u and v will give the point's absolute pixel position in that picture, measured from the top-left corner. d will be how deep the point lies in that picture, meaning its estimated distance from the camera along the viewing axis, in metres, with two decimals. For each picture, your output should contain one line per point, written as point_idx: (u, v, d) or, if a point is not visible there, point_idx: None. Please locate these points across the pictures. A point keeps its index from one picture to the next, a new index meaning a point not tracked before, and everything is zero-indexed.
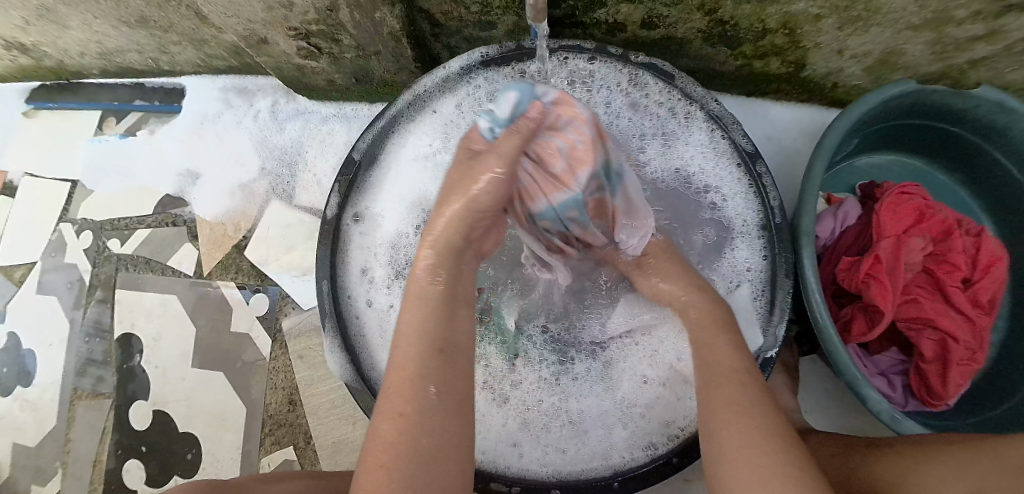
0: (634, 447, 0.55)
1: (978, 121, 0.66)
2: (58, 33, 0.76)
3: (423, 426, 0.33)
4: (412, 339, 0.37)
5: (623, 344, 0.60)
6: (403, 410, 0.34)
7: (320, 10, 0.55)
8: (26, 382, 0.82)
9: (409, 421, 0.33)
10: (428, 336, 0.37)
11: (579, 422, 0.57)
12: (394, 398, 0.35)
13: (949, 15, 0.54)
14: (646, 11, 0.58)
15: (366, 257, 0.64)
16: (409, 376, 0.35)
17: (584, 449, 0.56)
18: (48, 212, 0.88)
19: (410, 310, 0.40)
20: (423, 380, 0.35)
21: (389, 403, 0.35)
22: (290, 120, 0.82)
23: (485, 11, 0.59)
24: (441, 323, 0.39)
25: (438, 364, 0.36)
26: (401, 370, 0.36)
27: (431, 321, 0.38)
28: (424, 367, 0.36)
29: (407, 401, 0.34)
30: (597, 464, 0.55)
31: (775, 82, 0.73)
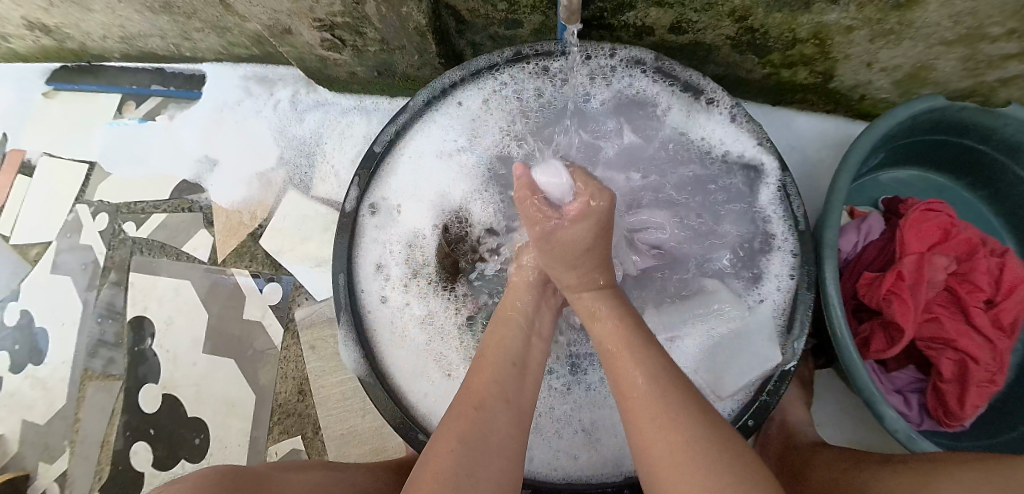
0: None
1: (1006, 140, 0.65)
2: (82, 15, 0.76)
3: (491, 416, 0.37)
4: (493, 356, 0.43)
5: None
6: (479, 404, 0.38)
7: (347, 2, 0.54)
8: (38, 360, 0.82)
9: (479, 417, 0.36)
10: (509, 352, 0.43)
11: (593, 430, 0.57)
12: (470, 394, 0.39)
13: (984, 31, 0.53)
14: (675, 16, 0.58)
15: (383, 253, 0.63)
16: (487, 380, 0.40)
17: (599, 455, 0.55)
18: (65, 193, 0.89)
19: (494, 330, 0.46)
20: (499, 386, 0.39)
21: (465, 398, 0.39)
22: (309, 110, 0.82)
23: (512, 10, 0.58)
24: (520, 348, 0.44)
25: (515, 379, 0.41)
26: (476, 373, 0.41)
27: (511, 342, 0.44)
28: (499, 374, 0.41)
29: (480, 396, 0.38)
30: (611, 471, 0.54)
31: (801, 92, 0.72)
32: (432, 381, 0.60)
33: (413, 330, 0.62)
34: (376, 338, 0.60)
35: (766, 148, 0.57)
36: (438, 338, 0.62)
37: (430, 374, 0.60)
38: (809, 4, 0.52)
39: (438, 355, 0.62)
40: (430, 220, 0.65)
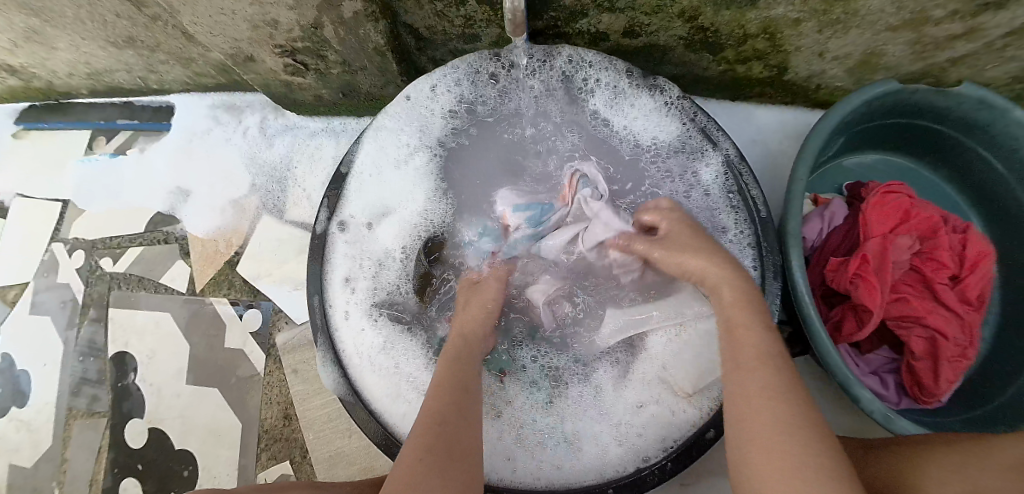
0: (627, 459, 0.55)
1: (960, 119, 0.67)
2: (46, 55, 0.76)
3: (449, 430, 0.38)
4: (444, 380, 0.45)
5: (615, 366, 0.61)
6: (438, 421, 0.39)
7: (305, 27, 0.55)
8: (21, 403, 0.82)
9: (441, 431, 0.38)
10: (457, 376, 0.45)
11: (574, 437, 0.57)
12: (429, 412, 0.40)
13: (927, 16, 0.55)
14: (627, 20, 0.59)
15: (352, 267, 0.63)
16: (441, 400, 0.41)
17: (581, 463, 0.56)
18: (40, 232, 0.89)
19: (445, 362, 0.48)
20: (455, 404, 0.41)
21: (423, 418, 0.39)
22: (279, 135, 0.82)
23: (468, 24, 0.59)
24: (470, 374, 0.47)
25: (467, 397, 0.43)
26: (429, 394, 0.43)
27: (463, 369, 0.47)
28: (451, 394, 0.42)
29: (439, 414, 0.39)
30: (593, 477, 0.55)
31: (759, 86, 0.74)
32: (408, 401, 0.58)
33: (381, 347, 0.61)
34: (356, 358, 0.60)
35: (719, 135, 0.60)
36: (404, 353, 0.61)
37: (405, 394, 0.59)
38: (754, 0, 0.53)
39: (408, 377, 0.60)
40: (399, 234, 0.65)
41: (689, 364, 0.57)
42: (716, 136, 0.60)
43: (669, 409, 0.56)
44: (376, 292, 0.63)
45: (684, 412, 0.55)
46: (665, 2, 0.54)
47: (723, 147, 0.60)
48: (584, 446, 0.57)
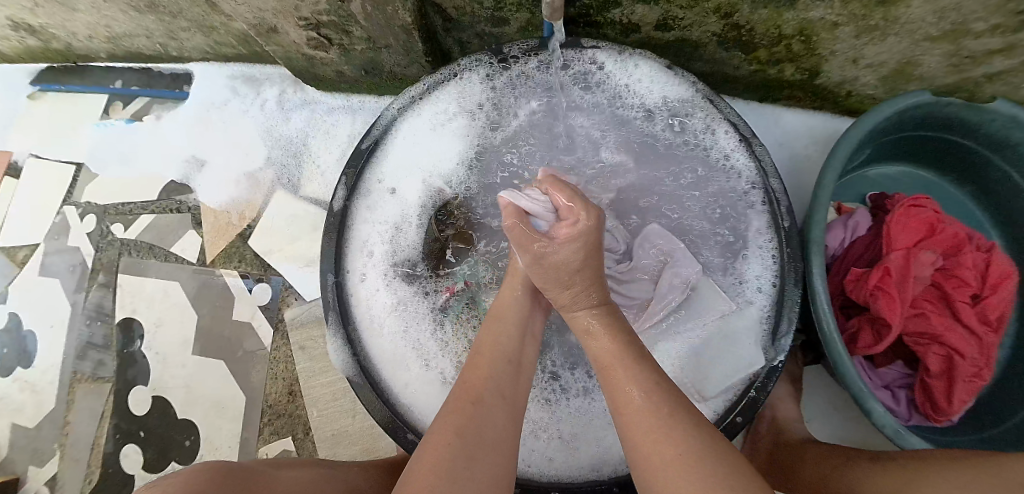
0: (623, 460, 0.53)
1: (992, 135, 0.65)
2: (67, 15, 0.77)
3: (485, 414, 0.37)
4: (488, 352, 0.44)
5: None
6: (477, 397, 0.38)
7: (331, 2, 0.54)
8: (26, 364, 0.82)
9: (479, 410, 0.37)
10: (506, 351, 0.44)
11: (568, 437, 0.56)
12: (469, 387, 0.40)
13: (968, 27, 0.53)
14: (661, 13, 0.58)
15: (370, 235, 0.62)
16: (485, 377, 0.41)
17: (574, 460, 0.54)
18: (55, 194, 0.89)
19: (489, 328, 0.47)
20: (500, 382, 0.41)
21: (462, 392, 0.39)
22: (296, 109, 0.82)
23: (498, 7, 0.58)
24: (516, 348, 0.45)
25: (511, 375, 0.42)
26: (474, 367, 0.42)
27: (510, 336, 0.46)
28: (497, 372, 0.42)
29: (480, 390, 0.39)
30: (586, 475, 0.53)
31: (788, 89, 0.73)
32: (410, 370, 0.58)
33: (389, 320, 0.60)
34: (369, 336, 0.58)
35: (739, 129, 0.59)
36: (412, 324, 0.61)
37: (408, 364, 0.58)
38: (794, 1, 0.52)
39: (414, 344, 0.60)
40: (421, 196, 0.66)
41: None
42: (738, 130, 0.59)
43: None
44: (394, 256, 0.63)
45: None
46: None
47: (746, 142, 0.59)
48: (580, 444, 0.55)
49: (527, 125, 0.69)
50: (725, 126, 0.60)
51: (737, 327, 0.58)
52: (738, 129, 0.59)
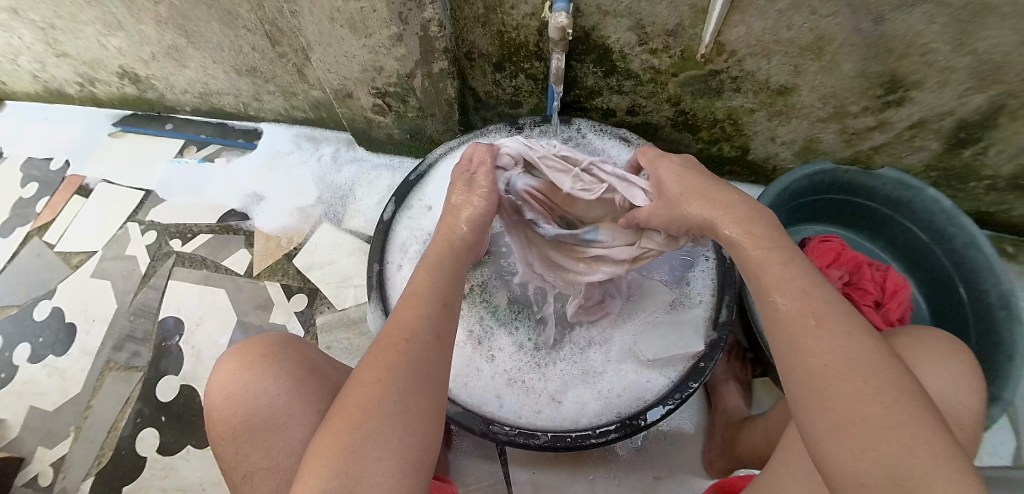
0: (600, 414, 0.64)
1: (890, 196, 0.85)
2: (175, 70, 0.99)
3: (415, 353, 0.40)
4: (425, 295, 0.46)
5: (598, 349, 0.70)
6: (410, 337, 0.41)
7: (402, 76, 0.80)
8: (60, 352, 0.89)
9: (405, 350, 0.40)
10: (439, 292, 0.47)
11: (556, 396, 0.66)
12: (400, 326, 0.42)
13: (846, 110, 0.78)
14: (630, 101, 0.87)
15: (409, 236, 0.77)
16: (415, 318, 0.43)
17: (558, 412, 0.65)
18: (121, 211, 1.03)
19: (422, 273, 0.49)
20: (432, 322, 0.44)
21: (391, 335, 0.42)
22: (347, 164, 1.01)
23: (516, 93, 0.88)
24: (450, 287, 0.48)
25: (442, 318, 0.45)
26: (406, 306, 0.45)
27: (449, 283, 0.48)
28: (429, 311, 0.44)
29: (412, 329, 0.42)
30: (567, 424, 0.64)
31: (729, 164, 0.98)
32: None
33: None
34: None
35: None
36: None
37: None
38: (720, 92, 0.80)
39: None
40: None
41: (657, 341, 0.67)
42: None
43: (641, 379, 0.66)
44: None
45: (654, 384, 0.65)
46: (656, 89, 0.82)
47: None
48: (564, 401, 0.66)
49: None
50: None
51: (685, 320, 0.69)
52: None
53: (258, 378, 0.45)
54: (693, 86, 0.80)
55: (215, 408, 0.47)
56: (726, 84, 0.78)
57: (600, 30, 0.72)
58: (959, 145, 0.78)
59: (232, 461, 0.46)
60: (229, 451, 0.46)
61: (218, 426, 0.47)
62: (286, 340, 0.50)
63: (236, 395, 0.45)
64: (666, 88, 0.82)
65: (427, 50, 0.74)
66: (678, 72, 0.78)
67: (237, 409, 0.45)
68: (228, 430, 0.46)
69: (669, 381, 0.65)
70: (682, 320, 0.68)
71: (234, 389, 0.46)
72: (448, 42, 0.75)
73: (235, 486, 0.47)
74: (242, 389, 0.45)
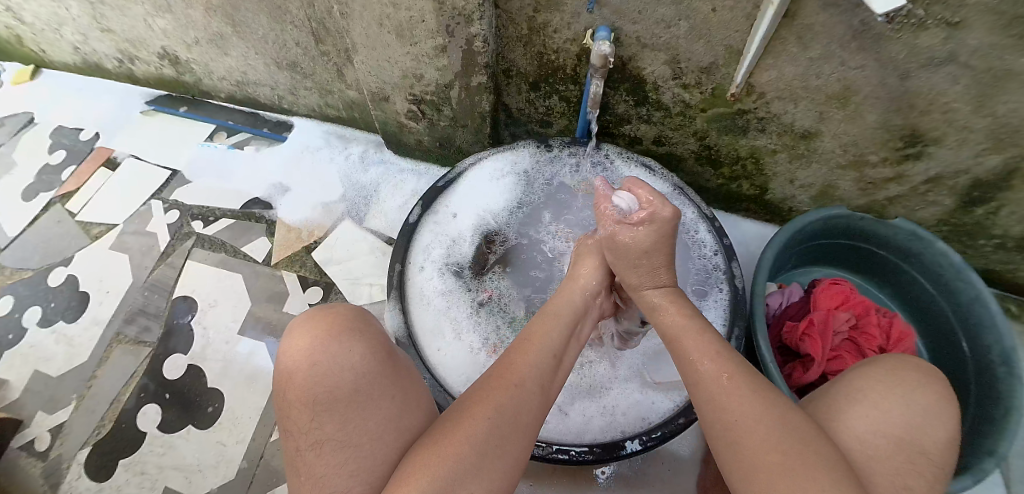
0: (605, 430, 0.65)
1: (901, 246, 0.88)
2: (217, 58, 1.02)
3: (519, 402, 0.41)
4: (540, 343, 0.48)
5: (608, 367, 0.70)
6: (518, 383, 0.42)
7: (440, 86, 0.83)
8: (70, 320, 0.90)
9: (513, 396, 0.41)
10: (551, 343, 0.48)
11: (563, 408, 0.67)
12: (510, 370, 0.44)
13: (865, 159, 0.80)
14: (657, 131, 0.89)
15: (431, 242, 0.78)
16: (526, 364, 0.45)
17: (563, 425, 0.65)
18: (145, 188, 1.05)
19: (542, 320, 0.51)
20: (540, 372, 0.45)
21: (500, 377, 0.43)
22: (374, 165, 1.03)
23: (547, 113, 0.91)
24: (561, 341, 0.49)
25: (550, 369, 0.46)
26: (519, 350, 0.47)
27: (556, 334, 0.50)
28: (538, 361, 0.46)
29: (523, 375, 0.43)
30: (572, 438, 0.64)
31: (745, 202, 1.00)
32: (444, 338, 0.71)
33: (435, 300, 0.74)
34: (417, 306, 0.72)
35: (714, 221, 0.80)
36: (450, 310, 0.74)
37: (444, 334, 0.71)
38: (745, 131, 0.83)
39: (451, 322, 0.73)
40: (474, 223, 0.82)
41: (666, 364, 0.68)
42: (711, 221, 0.80)
43: (648, 400, 0.67)
44: (448, 258, 0.78)
45: (661, 405, 0.66)
46: (684, 122, 0.85)
47: (722, 235, 0.79)
48: (570, 414, 0.66)
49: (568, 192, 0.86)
50: (701, 218, 0.81)
51: None
52: (716, 223, 0.80)
53: (350, 343, 0.42)
54: (719, 123, 0.83)
55: (288, 372, 0.42)
56: (752, 124, 0.81)
57: (637, 61, 0.75)
58: (973, 202, 0.80)
59: (302, 428, 0.40)
60: (304, 416, 0.40)
61: (293, 390, 0.41)
62: (364, 314, 0.47)
63: (320, 365, 0.41)
64: (693, 122, 0.84)
65: (469, 64, 0.77)
66: (707, 108, 0.81)
67: (321, 374, 0.41)
68: (306, 393, 0.41)
69: (675, 405, 0.65)
70: None
71: (319, 352, 0.41)
72: (490, 58, 0.78)
73: (293, 453, 0.41)
74: (328, 360, 0.41)
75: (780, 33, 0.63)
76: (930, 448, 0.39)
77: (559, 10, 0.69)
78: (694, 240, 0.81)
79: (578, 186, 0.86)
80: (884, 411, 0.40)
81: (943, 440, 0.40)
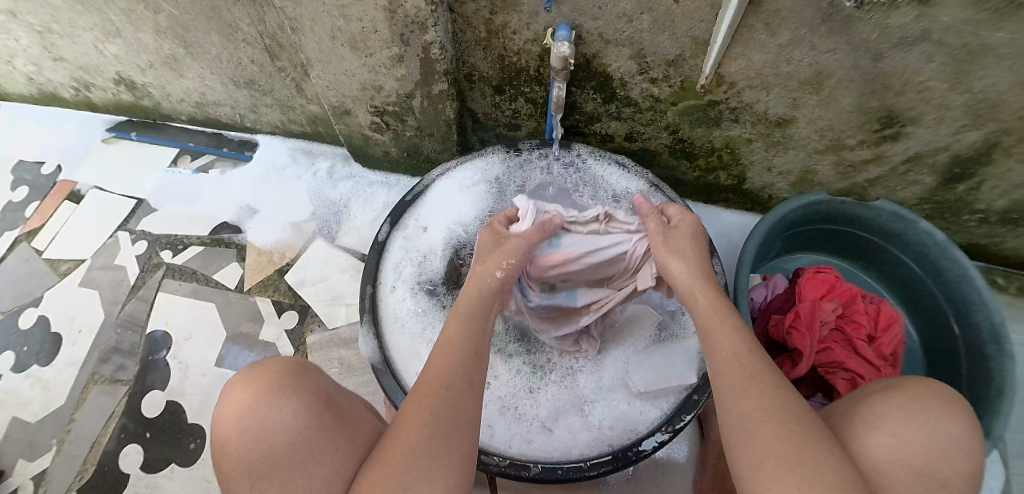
0: (592, 444, 0.63)
1: (884, 227, 0.86)
2: (172, 80, 0.99)
3: (451, 399, 0.41)
4: (456, 341, 0.47)
5: (592, 377, 0.69)
6: (445, 384, 0.42)
7: (401, 96, 0.80)
8: (44, 362, 0.88)
9: (442, 397, 0.41)
10: (470, 340, 0.47)
11: (548, 424, 0.65)
12: (433, 374, 0.43)
13: (842, 142, 0.78)
14: (629, 128, 0.87)
15: (402, 259, 0.76)
16: (447, 365, 0.44)
17: (551, 443, 0.64)
18: (111, 219, 1.02)
19: (454, 320, 0.50)
20: (463, 368, 0.44)
21: (425, 382, 0.42)
22: (343, 179, 1.01)
23: (515, 116, 0.88)
24: (479, 335, 0.48)
25: (475, 363, 0.45)
26: (439, 354, 0.45)
27: (476, 327, 0.49)
28: (458, 358, 0.45)
29: (446, 375, 0.43)
30: (559, 455, 0.62)
31: (725, 192, 0.98)
32: (421, 361, 0.68)
33: (410, 322, 0.72)
34: (392, 329, 0.70)
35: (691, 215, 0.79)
36: (428, 331, 0.71)
37: (421, 357, 0.68)
38: (718, 121, 0.80)
39: (429, 343, 0.70)
40: (446, 236, 0.79)
41: (650, 372, 0.67)
42: None
43: (634, 409, 0.65)
44: (421, 275, 0.76)
45: (647, 415, 0.64)
46: (655, 117, 0.82)
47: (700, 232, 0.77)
48: (555, 430, 0.65)
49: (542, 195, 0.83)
50: None
51: (677, 351, 0.69)
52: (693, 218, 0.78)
53: (280, 403, 0.40)
54: (691, 116, 0.80)
55: (222, 438, 0.41)
56: (724, 114, 0.78)
57: (601, 58, 0.73)
58: (954, 179, 0.78)
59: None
60: (241, 485, 0.39)
61: (228, 460, 0.40)
62: (301, 366, 0.45)
63: (251, 429, 0.39)
64: (664, 117, 0.82)
65: (428, 72, 0.74)
66: (677, 101, 0.78)
67: (254, 438, 0.39)
68: (241, 460, 0.39)
69: (662, 413, 0.64)
70: (672, 352, 0.69)
71: (248, 417, 0.40)
72: (449, 64, 0.75)
73: None
74: (257, 422, 0.40)
75: (746, 21, 0.61)
76: (951, 481, 0.37)
77: (516, 11, 0.66)
78: None
79: (550, 187, 0.83)
80: (902, 436, 0.38)
81: (965, 475, 0.37)
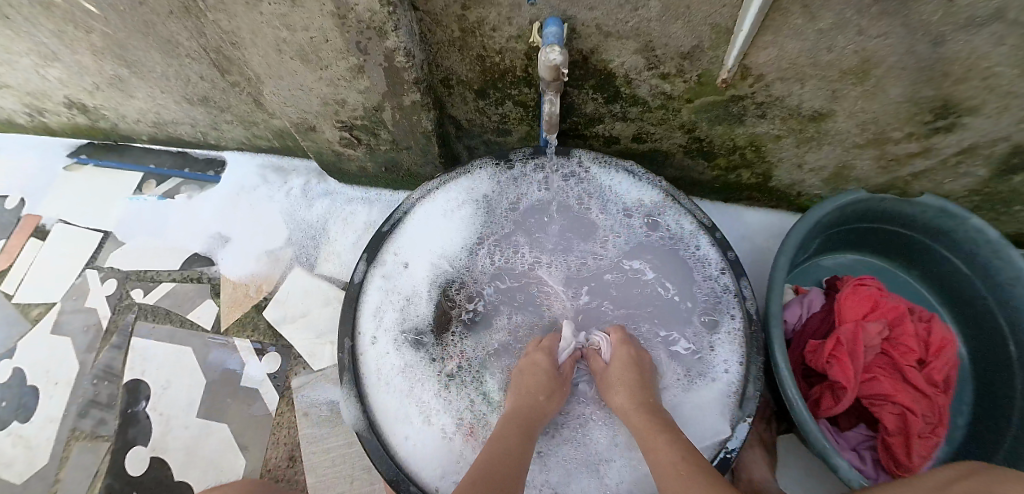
0: None
1: (929, 225, 0.76)
2: (122, 100, 0.89)
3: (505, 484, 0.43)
4: (512, 438, 0.50)
5: (606, 432, 0.63)
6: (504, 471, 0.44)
7: (369, 109, 0.70)
8: (23, 418, 0.83)
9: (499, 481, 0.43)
10: (522, 440, 0.50)
11: (558, 488, 0.59)
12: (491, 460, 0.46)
13: (888, 135, 0.67)
14: (636, 128, 0.76)
15: (383, 301, 0.69)
16: (505, 455, 0.47)
17: None
18: (79, 256, 0.95)
19: (508, 421, 0.54)
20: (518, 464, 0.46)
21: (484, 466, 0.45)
22: (319, 198, 0.92)
23: (503, 121, 0.78)
24: (528, 441, 0.51)
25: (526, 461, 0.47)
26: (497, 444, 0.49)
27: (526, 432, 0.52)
28: (514, 454, 0.48)
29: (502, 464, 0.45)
30: None
31: (747, 191, 0.88)
32: (411, 424, 0.62)
33: (395, 379, 0.65)
34: (377, 390, 0.64)
35: (710, 224, 0.69)
36: (417, 386, 0.65)
37: (411, 419, 0.63)
38: (741, 118, 0.69)
39: (419, 403, 0.64)
40: (431, 272, 0.72)
41: None
42: (709, 228, 0.69)
43: None
44: (404, 322, 0.69)
45: None
46: (668, 115, 0.72)
47: (725, 247, 0.67)
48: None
49: (536, 215, 0.76)
50: (697, 224, 0.69)
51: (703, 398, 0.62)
52: (716, 231, 0.68)
53: None
54: (709, 112, 0.69)
55: None
56: (749, 110, 0.67)
57: (601, 53, 0.61)
58: (1018, 171, 0.67)
59: None
60: None
61: None
62: None
63: None
64: (678, 115, 0.71)
65: (396, 83, 0.64)
66: (693, 97, 0.67)
67: None
68: None
69: None
70: None
71: None
72: (420, 72, 0.64)
73: None
74: None
75: (781, 4, 0.48)
76: None
77: (493, 5, 0.54)
78: (689, 254, 0.70)
79: (548, 206, 0.76)
80: None
81: None
